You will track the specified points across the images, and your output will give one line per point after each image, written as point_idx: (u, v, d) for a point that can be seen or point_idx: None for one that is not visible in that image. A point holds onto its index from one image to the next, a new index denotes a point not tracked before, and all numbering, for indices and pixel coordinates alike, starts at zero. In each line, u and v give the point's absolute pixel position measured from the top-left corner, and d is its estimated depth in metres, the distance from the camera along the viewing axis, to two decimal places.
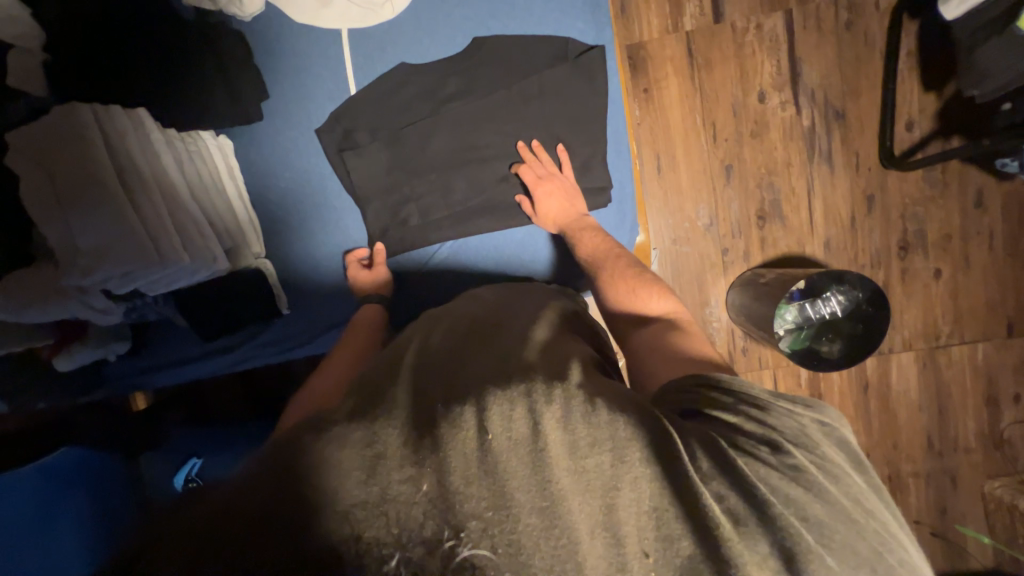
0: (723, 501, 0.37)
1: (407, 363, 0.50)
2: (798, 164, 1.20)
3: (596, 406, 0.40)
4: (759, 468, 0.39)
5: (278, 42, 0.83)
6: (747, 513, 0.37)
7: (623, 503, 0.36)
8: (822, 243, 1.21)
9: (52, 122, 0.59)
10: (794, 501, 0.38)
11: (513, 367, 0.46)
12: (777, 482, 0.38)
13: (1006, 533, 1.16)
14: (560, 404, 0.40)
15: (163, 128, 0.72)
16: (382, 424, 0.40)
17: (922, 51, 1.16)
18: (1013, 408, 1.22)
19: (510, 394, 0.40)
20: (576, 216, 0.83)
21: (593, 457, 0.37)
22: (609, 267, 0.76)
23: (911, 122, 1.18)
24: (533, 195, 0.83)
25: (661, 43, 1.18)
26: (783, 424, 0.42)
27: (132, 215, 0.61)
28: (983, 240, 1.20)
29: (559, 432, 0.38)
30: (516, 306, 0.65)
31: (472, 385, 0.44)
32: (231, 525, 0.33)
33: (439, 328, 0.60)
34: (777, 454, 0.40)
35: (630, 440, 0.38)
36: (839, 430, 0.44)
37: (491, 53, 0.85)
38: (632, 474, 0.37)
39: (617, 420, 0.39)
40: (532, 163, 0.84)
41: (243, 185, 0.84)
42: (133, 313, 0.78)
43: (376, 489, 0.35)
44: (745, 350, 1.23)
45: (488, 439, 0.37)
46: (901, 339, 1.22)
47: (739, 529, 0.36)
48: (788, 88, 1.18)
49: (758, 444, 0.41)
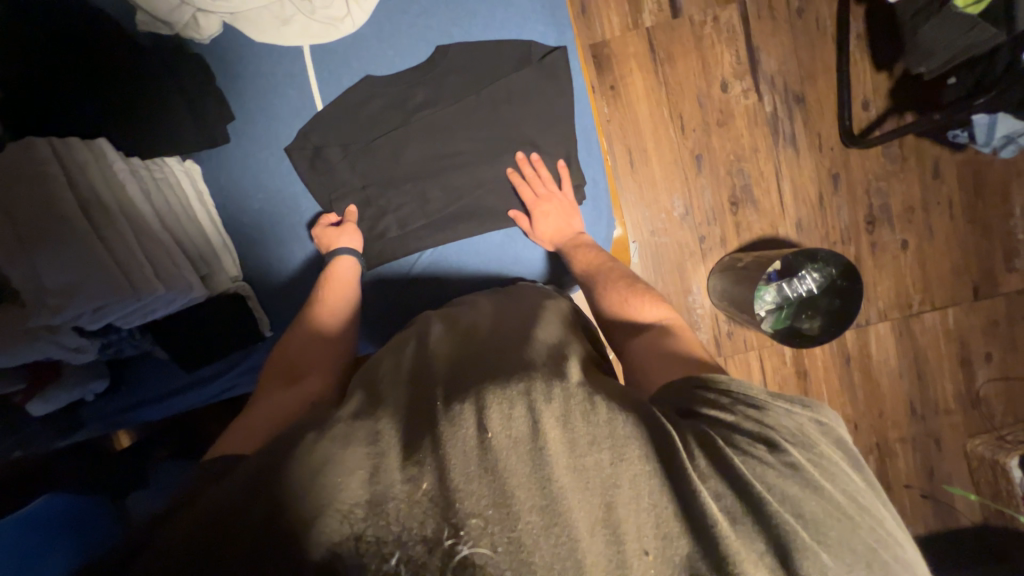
0: (720, 500, 0.37)
1: (410, 368, 0.50)
2: (764, 149, 1.23)
3: (596, 404, 0.41)
4: (756, 466, 0.39)
5: (240, 63, 0.82)
6: (743, 512, 0.37)
7: (622, 500, 0.36)
8: (794, 224, 1.25)
9: (11, 162, 0.58)
10: (790, 498, 0.37)
11: (517, 366, 0.46)
12: (773, 480, 0.38)
13: (990, 488, 1.20)
14: (560, 402, 0.40)
15: (125, 155, 0.70)
16: (386, 424, 0.41)
17: (870, 33, 1.21)
18: (986, 367, 1.27)
19: (510, 394, 0.41)
20: (572, 234, 0.85)
21: (592, 454, 0.37)
22: (604, 279, 0.76)
23: (866, 102, 1.23)
24: (531, 213, 0.84)
25: (623, 40, 1.20)
26: (781, 424, 0.41)
27: (99, 248, 0.59)
28: (944, 209, 1.26)
29: (559, 430, 0.38)
30: (511, 306, 0.65)
31: (474, 384, 0.44)
32: (242, 526, 0.35)
33: (437, 326, 0.60)
34: (775, 453, 0.39)
35: (629, 437, 0.39)
36: (836, 429, 0.44)
37: (457, 60, 0.86)
38: (632, 471, 0.37)
39: (616, 419, 0.40)
40: (531, 177, 0.86)
41: (214, 210, 0.82)
42: (109, 349, 0.74)
43: (378, 489, 0.35)
44: (729, 334, 1.25)
45: (488, 437, 0.37)
46: (876, 310, 1.26)
47: (736, 528, 0.36)
48: (748, 76, 1.22)
49: (754, 443, 0.40)
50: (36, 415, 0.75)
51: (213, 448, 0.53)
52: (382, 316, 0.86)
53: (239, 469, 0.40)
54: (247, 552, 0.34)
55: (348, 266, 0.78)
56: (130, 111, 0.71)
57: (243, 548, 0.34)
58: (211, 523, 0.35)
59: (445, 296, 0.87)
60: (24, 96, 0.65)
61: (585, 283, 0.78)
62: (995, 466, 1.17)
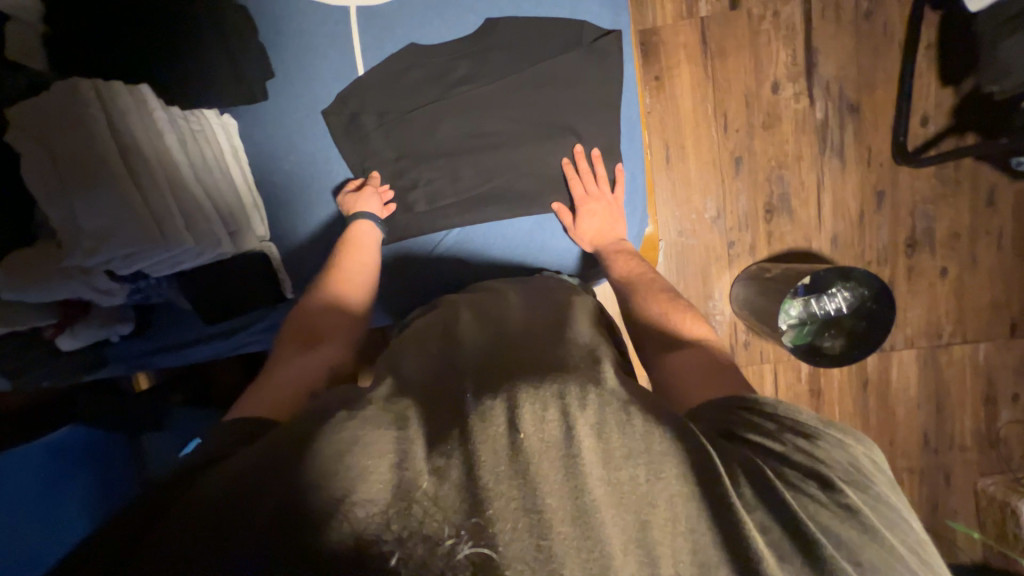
0: (767, 534, 0.37)
1: (445, 359, 0.51)
2: (809, 157, 1.18)
3: (631, 415, 0.40)
4: (807, 503, 0.39)
5: (283, 19, 0.81)
6: (792, 551, 0.37)
7: (657, 522, 0.36)
8: (829, 239, 1.20)
9: (55, 102, 0.58)
10: (845, 543, 0.37)
11: (550, 365, 0.46)
12: (828, 521, 0.38)
13: (995, 529, 1.18)
14: (595, 409, 0.40)
15: (167, 104, 0.70)
16: (413, 409, 0.42)
17: (942, 43, 1.13)
18: (1011, 408, 1.23)
19: (543, 394, 0.40)
20: (614, 239, 0.84)
21: (627, 469, 0.37)
22: (644, 290, 0.74)
23: (926, 118, 1.16)
24: (576, 209, 0.84)
25: (674, 29, 1.15)
26: (833, 458, 0.41)
27: (135, 195, 0.60)
28: (992, 240, 1.19)
29: (593, 439, 0.38)
30: (541, 299, 0.65)
31: (506, 379, 0.44)
32: (260, 495, 0.36)
33: (466, 314, 0.61)
34: (828, 492, 0.39)
35: (666, 455, 0.38)
36: (886, 468, 0.44)
37: (503, 36, 0.83)
38: (668, 491, 0.37)
39: (652, 432, 0.39)
40: (586, 173, 0.84)
41: (248, 168, 0.82)
42: (137, 295, 0.76)
43: (404, 478, 0.36)
44: (746, 344, 1.23)
45: (520, 437, 0.37)
46: (903, 337, 1.22)
47: (783, 566, 0.36)
48: (802, 79, 1.16)
49: (807, 479, 0.40)
50: (65, 349, 0.77)
51: (232, 412, 0.53)
52: (406, 289, 0.86)
53: (266, 437, 0.42)
54: (271, 520, 0.34)
55: (369, 234, 0.79)
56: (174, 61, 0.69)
57: (269, 523, 0.34)
58: (236, 489, 0.36)
59: (468, 277, 0.86)
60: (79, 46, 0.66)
61: (622, 289, 0.77)
62: (1005, 508, 1.14)
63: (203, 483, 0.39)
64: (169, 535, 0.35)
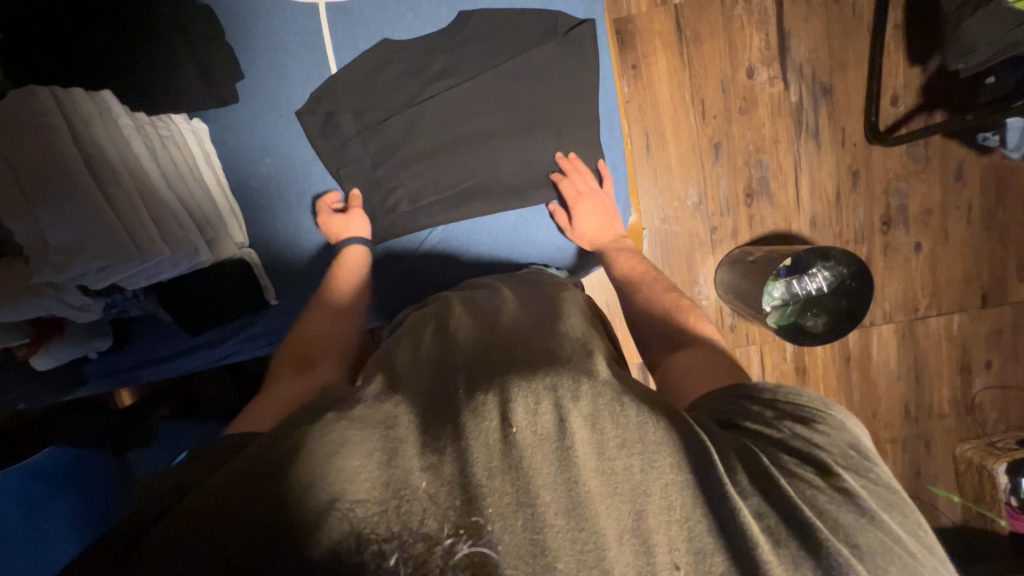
0: (762, 519, 0.38)
1: (435, 356, 0.50)
2: (785, 140, 1.20)
3: (625, 405, 0.41)
4: (805, 488, 0.40)
5: (251, 18, 0.78)
6: (788, 535, 0.37)
7: (652, 511, 0.36)
8: (808, 220, 1.22)
9: (13, 113, 0.55)
10: (841, 525, 0.38)
11: (542, 359, 0.46)
12: (825, 505, 0.39)
13: (974, 491, 1.23)
14: (588, 400, 0.40)
15: (132, 111, 0.67)
16: (404, 411, 0.41)
17: (909, 23, 1.15)
18: (984, 375, 1.28)
19: (536, 388, 0.41)
20: (613, 236, 0.85)
21: (622, 459, 0.37)
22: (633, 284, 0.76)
23: (896, 98, 1.19)
24: (570, 209, 0.83)
25: (649, 17, 1.15)
26: (828, 442, 0.42)
27: (105, 206, 0.57)
28: (962, 214, 1.23)
29: (586, 430, 0.38)
30: (534, 293, 0.66)
31: (496, 375, 0.44)
32: (246, 504, 0.35)
33: (458, 309, 0.61)
34: (825, 478, 0.40)
35: (660, 444, 0.38)
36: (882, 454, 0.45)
37: (479, 29, 0.82)
38: (663, 481, 0.37)
39: (646, 423, 0.39)
40: (571, 176, 0.84)
41: (222, 174, 0.80)
42: (114, 309, 0.74)
43: (397, 478, 0.36)
44: (733, 327, 1.25)
45: (513, 431, 0.37)
46: (882, 312, 1.26)
47: (779, 550, 0.36)
48: (776, 63, 1.17)
49: (804, 466, 0.41)
50: (41, 369, 0.75)
51: (232, 425, 0.52)
52: (393, 288, 0.86)
53: (252, 446, 0.41)
54: (258, 532, 0.34)
55: (359, 255, 0.78)
56: (144, 63, 0.67)
57: (257, 536, 0.33)
58: (220, 503, 0.35)
59: (456, 273, 0.86)
60: (41, 61, 0.63)
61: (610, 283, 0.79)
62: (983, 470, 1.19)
63: (196, 490, 0.39)
64: (162, 547, 0.35)
